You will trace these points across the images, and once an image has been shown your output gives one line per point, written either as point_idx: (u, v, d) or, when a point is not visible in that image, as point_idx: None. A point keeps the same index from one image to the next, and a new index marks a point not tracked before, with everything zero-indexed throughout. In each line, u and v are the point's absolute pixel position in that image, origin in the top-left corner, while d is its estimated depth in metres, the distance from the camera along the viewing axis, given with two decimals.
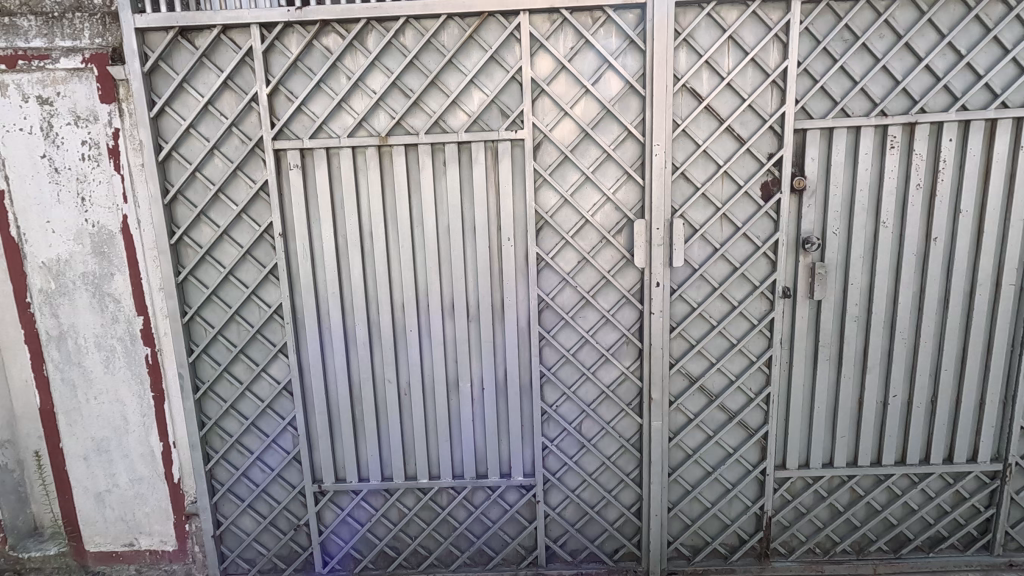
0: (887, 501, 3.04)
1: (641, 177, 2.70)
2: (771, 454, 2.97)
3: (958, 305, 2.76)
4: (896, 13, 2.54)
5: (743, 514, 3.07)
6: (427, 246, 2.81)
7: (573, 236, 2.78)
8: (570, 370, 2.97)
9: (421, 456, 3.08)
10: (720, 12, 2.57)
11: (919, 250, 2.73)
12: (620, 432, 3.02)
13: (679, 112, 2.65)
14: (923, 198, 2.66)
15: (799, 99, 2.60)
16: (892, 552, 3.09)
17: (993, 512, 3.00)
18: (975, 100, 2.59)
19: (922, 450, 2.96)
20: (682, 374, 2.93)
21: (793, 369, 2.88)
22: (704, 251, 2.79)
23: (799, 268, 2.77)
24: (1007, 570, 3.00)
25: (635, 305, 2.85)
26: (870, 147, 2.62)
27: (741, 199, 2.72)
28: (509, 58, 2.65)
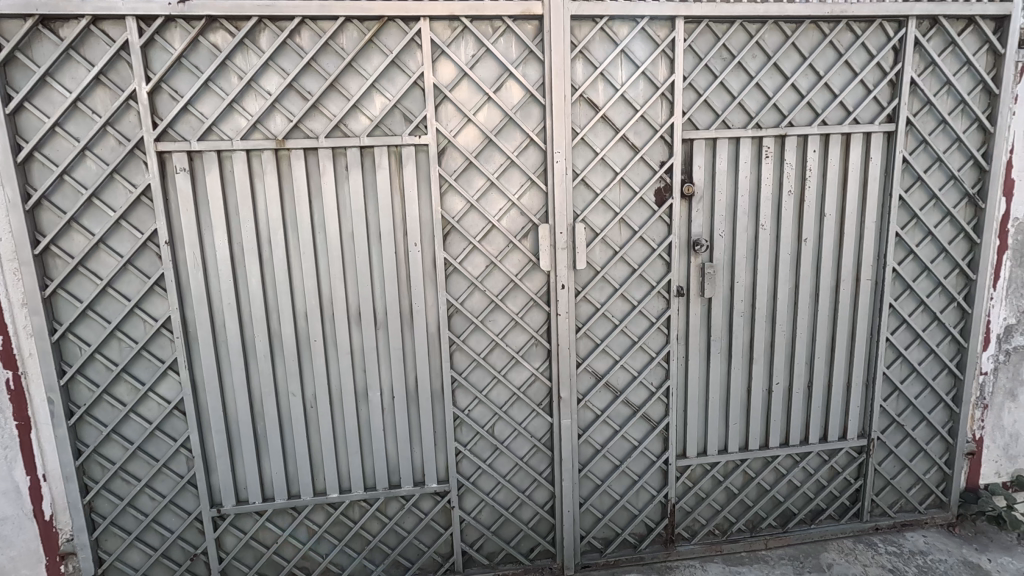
0: (774, 480, 3.32)
1: (544, 183, 2.79)
2: (672, 444, 3.14)
3: (826, 300, 3.08)
4: (766, 36, 2.80)
5: (648, 504, 3.23)
6: (331, 253, 2.73)
7: (480, 240, 2.82)
8: (482, 374, 2.99)
9: (330, 471, 2.97)
10: (612, 26, 2.70)
11: (793, 250, 3.02)
12: (532, 432, 3.08)
13: (578, 121, 2.76)
14: (794, 203, 2.95)
15: (685, 112, 2.80)
16: (780, 527, 3.37)
17: (861, 483, 3.36)
18: (833, 115, 2.90)
19: (802, 432, 3.26)
20: (589, 372, 3.04)
21: (689, 362, 3.08)
22: (606, 254, 2.92)
23: (691, 268, 2.97)
24: (874, 534, 3.37)
25: (543, 306, 2.93)
26: (747, 157, 2.86)
27: (637, 204, 2.88)
28: (410, 63, 2.63)
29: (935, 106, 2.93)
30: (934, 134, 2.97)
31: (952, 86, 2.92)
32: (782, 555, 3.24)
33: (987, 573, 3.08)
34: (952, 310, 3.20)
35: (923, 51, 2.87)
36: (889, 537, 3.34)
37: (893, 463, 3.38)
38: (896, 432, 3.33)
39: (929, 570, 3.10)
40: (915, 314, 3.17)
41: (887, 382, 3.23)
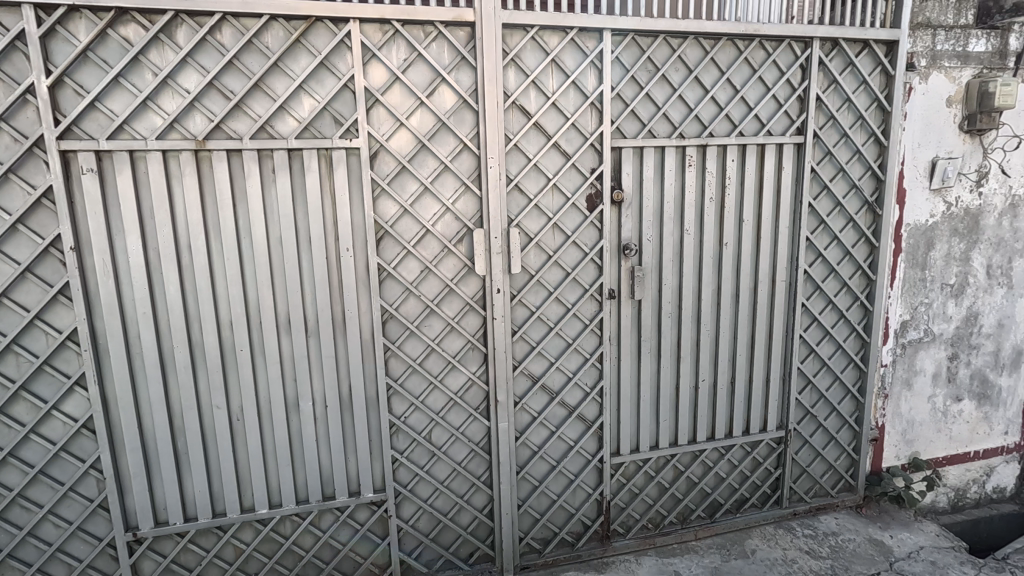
0: (702, 473, 3.48)
1: (478, 189, 2.81)
2: (607, 443, 3.23)
3: (746, 300, 3.27)
4: (687, 51, 2.95)
5: (585, 502, 3.30)
6: (257, 258, 2.63)
7: (415, 245, 2.80)
8: (418, 380, 2.96)
9: (259, 486, 2.85)
10: (542, 36, 2.76)
11: (716, 254, 3.19)
12: (469, 437, 3.08)
13: (511, 127, 2.80)
14: (715, 210, 3.12)
15: (614, 121, 2.90)
16: (708, 517, 3.54)
17: (781, 471, 3.57)
18: (749, 127, 3.09)
19: (726, 426, 3.44)
20: (526, 374, 3.08)
21: (621, 363, 3.18)
22: (540, 258, 2.97)
23: (622, 271, 3.08)
24: (793, 518, 3.60)
25: (479, 311, 2.94)
26: (672, 165, 3.00)
27: (570, 209, 2.95)
28: (340, 65, 2.58)
29: (837, 121, 3.18)
30: (837, 146, 3.23)
31: (851, 103, 3.19)
32: (710, 545, 3.40)
33: (889, 548, 3.37)
34: (856, 308, 3.47)
35: (826, 69, 3.12)
36: (805, 521, 3.58)
37: (808, 452, 3.63)
38: (810, 422, 3.57)
39: (840, 549, 3.35)
40: (824, 313, 3.42)
41: (802, 376, 3.46)
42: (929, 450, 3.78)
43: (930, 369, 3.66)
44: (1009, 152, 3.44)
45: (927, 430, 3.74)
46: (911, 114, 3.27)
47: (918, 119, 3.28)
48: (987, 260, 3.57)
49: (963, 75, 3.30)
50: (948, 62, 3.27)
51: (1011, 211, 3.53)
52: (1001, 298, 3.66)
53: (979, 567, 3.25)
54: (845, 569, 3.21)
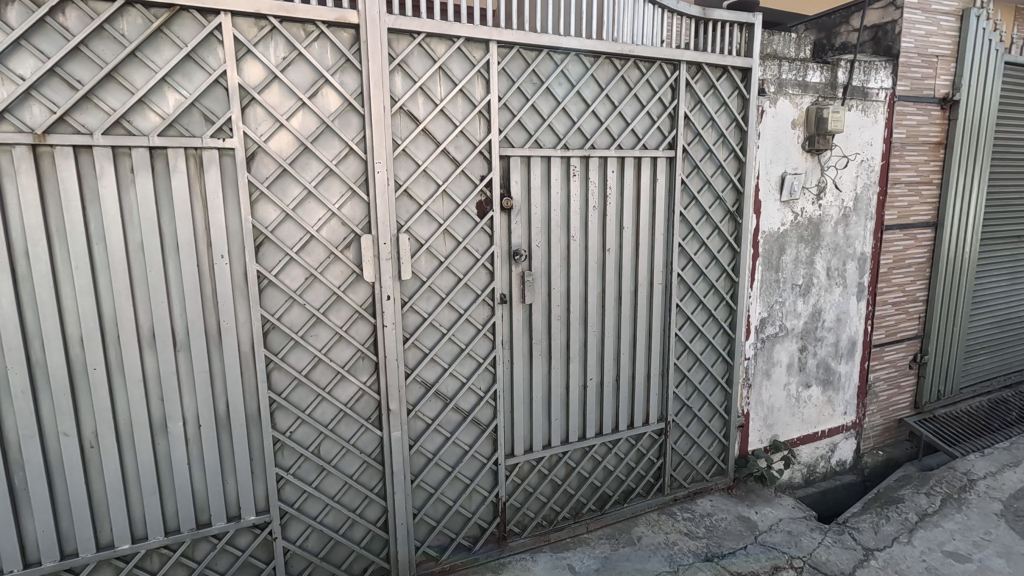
0: (592, 468, 3.65)
1: (366, 194, 2.75)
2: (501, 445, 3.29)
3: (627, 302, 3.49)
4: (569, 66, 3.10)
5: (481, 505, 3.33)
6: (114, 267, 2.37)
7: (298, 251, 2.68)
8: (304, 393, 2.83)
9: (119, 519, 2.57)
10: (429, 43, 2.77)
11: (599, 258, 3.37)
12: (361, 448, 2.99)
13: (399, 132, 2.77)
14: (598, 217, 3.30)
15: (501, 130, 2.98)
16: (598, 510, 3.72)
17: (662, 461, 3.84)
18: (627, 140, 3.31)
19: (613, 421, 3.64)
20: (419, 382, 3.05)
21: (512, 366, 3.26)
22: (431, 264, 2.97)
23: (512, 276, 3.16)
24: (673, 504, 3.89)
25: (368, 319, 2.87)
26: (558, 174, 3.14)
27: (460, 216, 2.98)
28: (211, 59, 2.42)
29: (703, 137, 3.50)
30: (703, 160, 3.55)
31: (714, 122, 3.52)
32: (601, 535, 3.58)
33: (754, 523, 3.74)
34: (722, 307, 3.83)
35: (692, 90, 3.42)
36: (684, 505, 3.89)
37: (686, 441, 3.93)
38: (687, 414, 3.88)
39: (714, 528, 3.67)
40: (696, 313, 3.74)
41: (678, 370, 3.75)
42: (785, 433, 4.25)
43: (784, 360, 4.12)
44: (841, 170, 3.98)
45: (783, 414, 4.21)
46: (764, 134, 3.67)
47: (769, 138, 3.70)
48: (826, 263, 4.10)
49: (804, 102, 3.77)
50: (792, 89, 3.72)
51: (844, 221, 4.09)
52: (838, 296, 4.22)
53: (826, 532, 3.71)
54: (718, 546, 3.52)
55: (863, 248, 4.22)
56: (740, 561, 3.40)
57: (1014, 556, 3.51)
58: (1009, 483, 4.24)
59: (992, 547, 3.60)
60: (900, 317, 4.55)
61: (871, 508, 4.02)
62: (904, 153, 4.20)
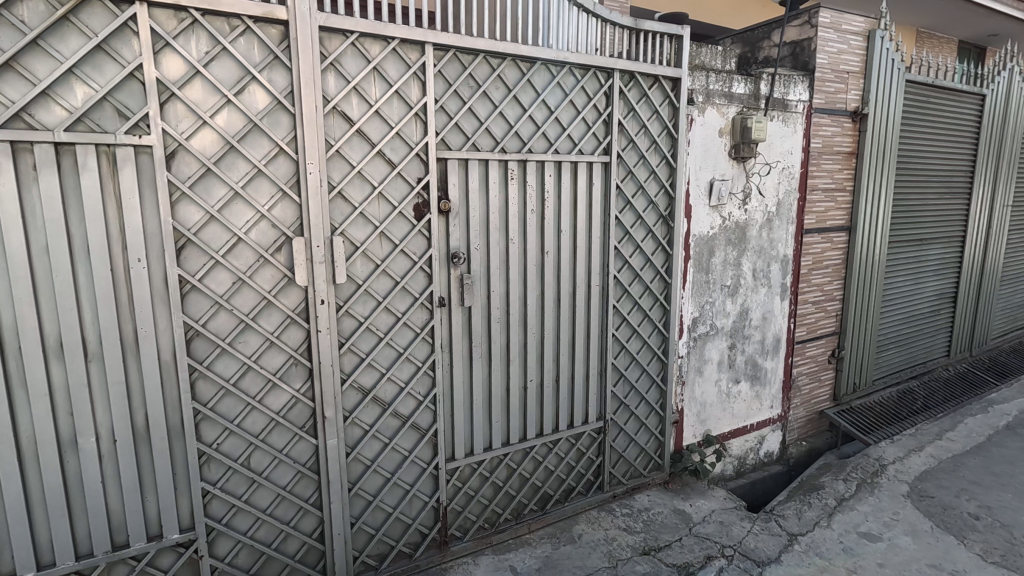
0: (533, 468, 3.69)
1: (297, 195, 2.67)
2: (441, 449, 3.26)
3: (566, 305, 3.56)
4: (506, 71, 3.13)
5: (422, 511, 3.29)
6: (14, 272, 2.19)
7: (225, 254, 2.56)
8: (233, 402, 2.71)
9: (22, 546, 2.37)
10: (363, 43, 2.72)
11: (538, 261, 3.42)
12: (295, 458, 2.89)
13: (331, 133, 2.71)
14: (536, 220, 3.35)
15: (438, 132, 2.97)
16: (540, 510, 3.76)
17: (601, 459, 3.92)
18: (563, 145, 3.38)
19: (553, 422, 3.69)
20: (355, 388, 2.99)
21: (452, 369, 3.24)
22: (367, 267, 2.91)
23: (451, 279, 3.15)
24: (613, 501, 3.99)
25: (301, 324, 2.78)
26: (495, 177, 3.16)
27: (397, 218, 2.94)
28: (126, 51, 2.28)
29: (636, 144, 3.61)
30: (637, 166, 3.66)
31: (646, 128, 3.64)
32: (542, 536, 3.62)
33: (689, 516, 3.89)
34: (657, 308, 3.96)
35: (625, 98, 3.53)
36: (623, 501, 3.99)
37: (624, 439, 4.03)
38: (624, 412, 3.98)
39: (651, 522, 3.79)
40: (632, 314, 3.85)
41: (615, 370, 3.85)
42: (717, 427, 4.45)
43: (715, 357, 4.31)
44: (764, 176, 4.21)
45: (715, 410, 4.40)
46: (693, 142, 3.84)
47: (698, 146, 3.87)
48: (752, 265, 4.32)
49: (730, 111, 3.97)
50: (719, 100, 3.90)
51: (768, 225, 4.33)
52: (764, 296, 4.46)
53: (754, 521, 3.90)
54: (654, 539, 3.63)
55: (785, 251, 4.48)
56: (674, 552, 3.53)
57: (919, 534, 3.81)
58: (915, 466, 4.61)
59: (900, 526, 3.90)
60: (819, 315, 4.86)
61: (795, 495, 4.26)
62: (820, 161, 4.49)
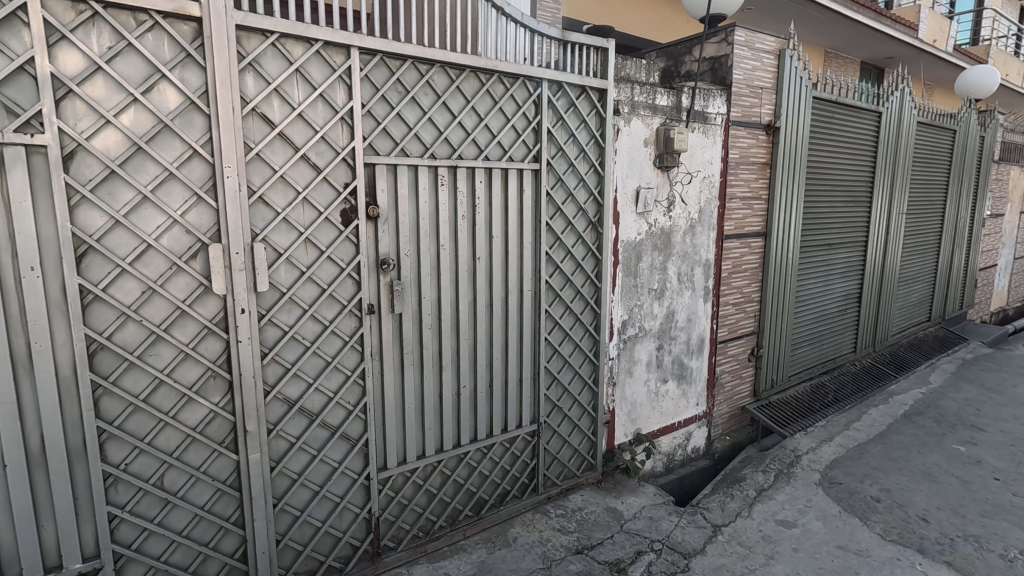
0: (468, 474, 3.68)
1: (214, 200, 2.55)
2: (372, 459, 3.20)
3: (498, 310, 3.59)
4: (434, 77, 3.12)
5: (353, 523, 3.20)
6: None
7: (133, 262, 2.41)
8: (143, 419, 2.54)
9: None
10: (284, 44, 2.64)
11: (470, 267, 3.44)
12: (214, 475, 2.75)
13: (252, 135, 2.61)
14: (467, 226, 3.36)
15: (366, 137, 2.92)
16: (475, 515, 3.77)
17: (535, 461, 3.98)
18: (494, 152, 3.41)
19: (488, 427, 3.71)
20: (280, 399, 2.88)
21: (383, 377, 3.19)
22: (292, 274, 2.82)
23: (380, 286, 3.11)
24: (547, 502, 4.05)
25: (220, 334, 2.66)
26: (426, 183, 3.15)
27: (323, 224, 2.87)
28: (16, 44, 2.11)
29: (565, 152, 3.70)
30: (566, 173, 3.75)
31: (575, 137, 3.74)
32: (477, 541, 3.62)
33: (620, 513, 4.01)
34: (588, 312, 4.06)
35: (553, 107, 3.61)
36: (557, 502, 4.07)
37: (557, 440, 4.10)
38: (557, 414, 4.05)
39: (584, 522, 3.87)
40: (563, 317, 3.93)
41: (548, 373, 3.92)
42: (647, 426, 4.61)
43: (644, 359, 4.47)
44: (687, 185, 4.42)
45: (645, 409, 4.57)
46: (620, 151, 3.98)
47: (625, 155, 4.01)
48: (677, 269, 4.53)
49: (654, 122, 4.14)
50: (644, 111, 4.06)
51: (691, 231, 4.55)
52: (688, 298, 4.67)
53: (682, 515, 4.06)
54: (587, 538, 3.71)
55: (707, 256, 4.72)
56: (606, 550, 3.62)
57: (828, 518, 4.10)
58: (826, 456, 4.96)
59: (813, 512, 4.18)
60: (739, 316, 5.15)
61: (719, 488, 4.48)
62: (738, 171, 4.77)
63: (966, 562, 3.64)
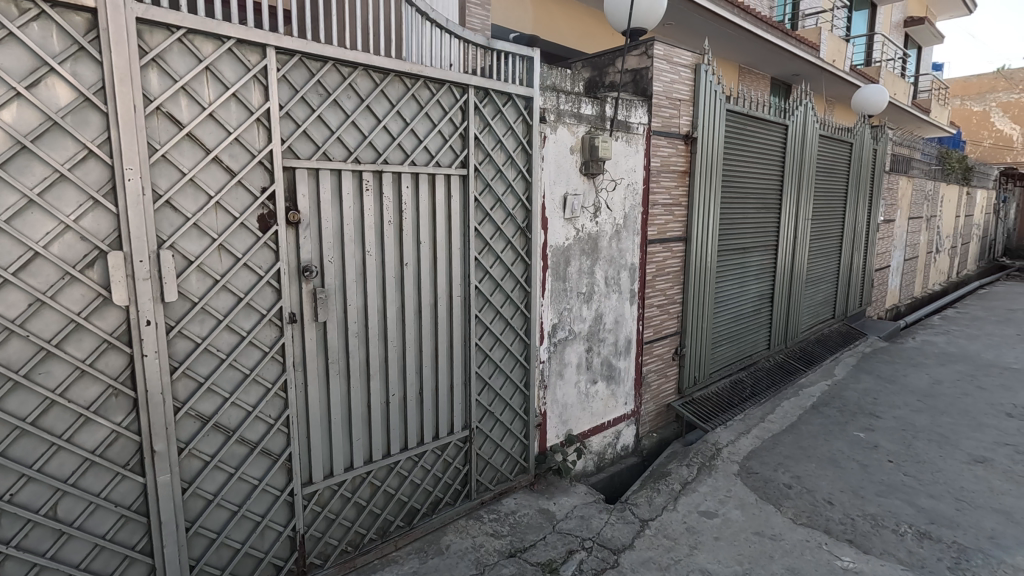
0: (399, 483, 3.61)
1: (114, 204, 2.37)
2: (296, 474, 3.07)
3: (428, 315, 3.56)
4: (358, 80, 3.06)
5: (276, 542, 3.06)
6: None
7: (17, 272, 2.20)
8: (31, 444, 2.31)
9: None
10: (192, 40, 2.50)
11: (398, 273, 3.39)
12: (117, 501, 2.54)
13: (156, 136, 2.45)
14: (394, 232, 3.32)
15: (284, 140, 2.81)
16: (407, 525, 3.70)
17: (468, 467, 3.96)
18: (420, 157, 3.39)
19: (418, 435, 3.66)
20: (193, 416, 2.71)
21: (306, 388, 3.08)
22: (204, 283, 2.67)
23: (302, 294, 3.00)
24: (480, 508, 4.05)
25: (122, 348, 2.47)
26: (350, 188, 3.07)
27: (238, 229, 2.73)
28: None
29: (492, 158, 3.73)
30: (494, 179, 3.78)
31: (502, 144, 3.77)
32: (409, 551, 3.56)
33: (552, 513, 4.07)
34: (518, 316, 4.10)
35: (480, 113, 3.64)
36: (490, 507, 4.07)
37: (489, 445, 4.11)
38: (489, 419, 4.06)
39: (517, 524, 3.90)
40: (494, 322, 3.95)
41: (479, 378, 3.92)
42: (577, 426, 4.71)
43: (574, 361, 4.57)
44: (612, 192, 4.57)
45: (575, 410, 4.66)
46: (547, 158, 4.06)
47: (552, 161, 4.10)
48: (605, 273, 4.67)
49: (580, 130, 4.26)
50: (569, 119, 4.17)
51: (617, 236, 4.71)
52: (615, 301, 4.83)
53: (611, 512, 4.17)
54: (520, 540, 3.74)
55: (632, 260, 4.90)
56: (539, 551, 3.65)
57: (746, 507, 4.35)
58: (744, 447, 5.27)
59: (732, 502, 4.42)
60: (664, 317, 5.37)
61: (646, 484, 4.65)
62: (659, 179, 4.99)
63: (865, 538, 3.97)
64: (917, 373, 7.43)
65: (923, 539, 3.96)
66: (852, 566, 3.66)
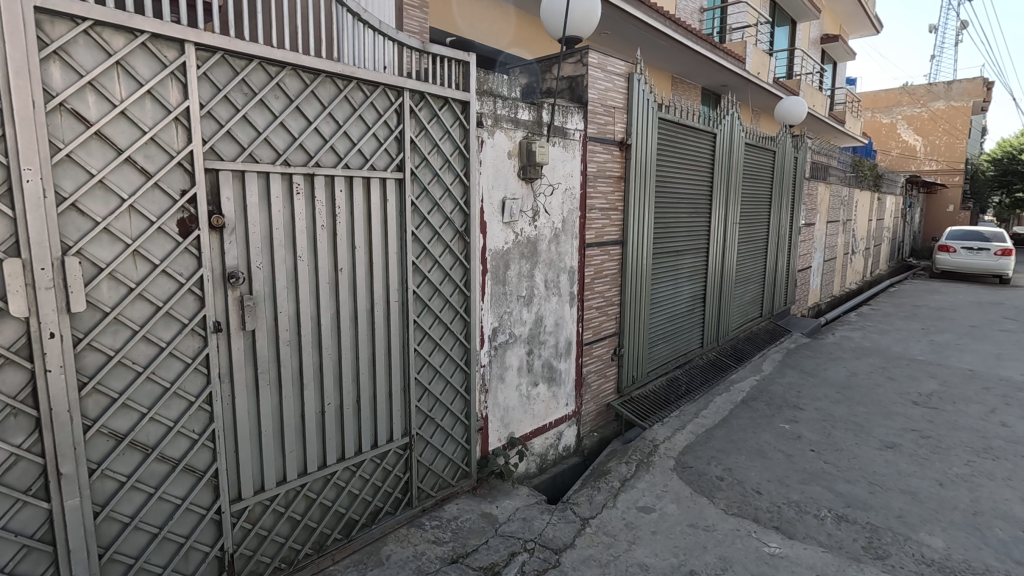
0: (335, 495, 3.51)
1: (10, 208, 2.17)
2: (223, 490, 2.92)
3: (364, 322, 3.48)
4: (286, 80, 2.96)
5: (201, 563, 2.90)
6: None
7: None
8: None
9: None
10: (101, 33, 2.35)
11: (332, 279, 3.30)
12: (17, 530, 2.33)
13: (59, 134, 2.27)
14: (327, 236, 3.23)
15: (206, 141, 2.68)
16: (345, 537, 3.59)
17: (408, 475, 3.90)
18: (354, 160, 3.31)
19: (356, 444, 3.57)
20: (105, 434, 2.53)
21: (234, 400, 2.94)
22: (117, 291, 2.51)
23: (228, 302, 2.87)
24: (421, 515, 3.99)
25: (22, 364, 2.27)
26: (279, 192, 2.97)
27: (155, 234, 2.58)
28: None
29: (429, 162, 3.70)
30: (431, 183, 3.75)
31: (438, 148, 3.75)
32: (347, 564, 3.45)
33: (495, 517, 4.07)
34: (458, 320, 4.08)
35: (416, 117, 3.60)
36: (432, 513, 4.02)
37: (430, 452, 4.07)
38: (430, 425, 4.01)
39: (459, 530, 3.88)
40: (433, 327, 3.92)
41: (419, 384, 3.87)
42: (519, 429, 4.74)
43: (515, 364, 4.60)
44: (550, 196, 4.64)
45: (517, 413, 4.69)
46: (484, 162, 4.08)
47: (489, 165, 4.12)
48: (545, 276, 4.73)
49: (517, 135, 4.30)
50: (506, 124, 4.20)
51: (555, 239, 4.78)
52: (555, 304, 4.90)
53: (553, 512, 4.22)
54: (462, 546, 3.72)
55: (571, 263, 4.99)
56: (481, 555, 3.64)
57: (681, 500, 4.52)
58: (679, 443, 5.47)
59: (668, 496, 4.57)
60: (603, 318, 5.50)
61: (587, 483, 4.74)
62: (596, 183, 5.11)
63: (790, 524, 4.20)
64: (835, 366, 7.96)
65: (840, 522, 4.24)
66: (778, 551, 3.87)
